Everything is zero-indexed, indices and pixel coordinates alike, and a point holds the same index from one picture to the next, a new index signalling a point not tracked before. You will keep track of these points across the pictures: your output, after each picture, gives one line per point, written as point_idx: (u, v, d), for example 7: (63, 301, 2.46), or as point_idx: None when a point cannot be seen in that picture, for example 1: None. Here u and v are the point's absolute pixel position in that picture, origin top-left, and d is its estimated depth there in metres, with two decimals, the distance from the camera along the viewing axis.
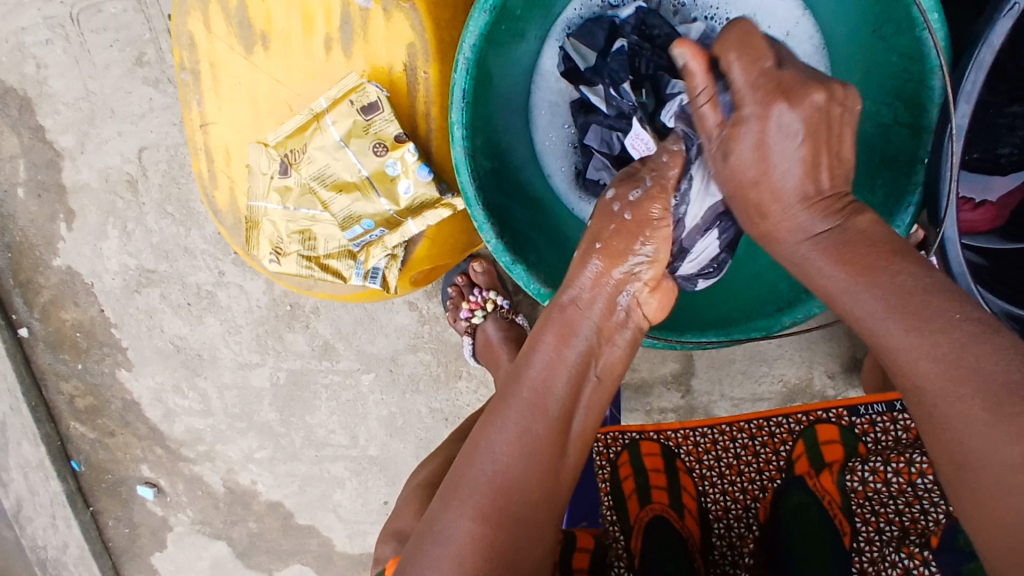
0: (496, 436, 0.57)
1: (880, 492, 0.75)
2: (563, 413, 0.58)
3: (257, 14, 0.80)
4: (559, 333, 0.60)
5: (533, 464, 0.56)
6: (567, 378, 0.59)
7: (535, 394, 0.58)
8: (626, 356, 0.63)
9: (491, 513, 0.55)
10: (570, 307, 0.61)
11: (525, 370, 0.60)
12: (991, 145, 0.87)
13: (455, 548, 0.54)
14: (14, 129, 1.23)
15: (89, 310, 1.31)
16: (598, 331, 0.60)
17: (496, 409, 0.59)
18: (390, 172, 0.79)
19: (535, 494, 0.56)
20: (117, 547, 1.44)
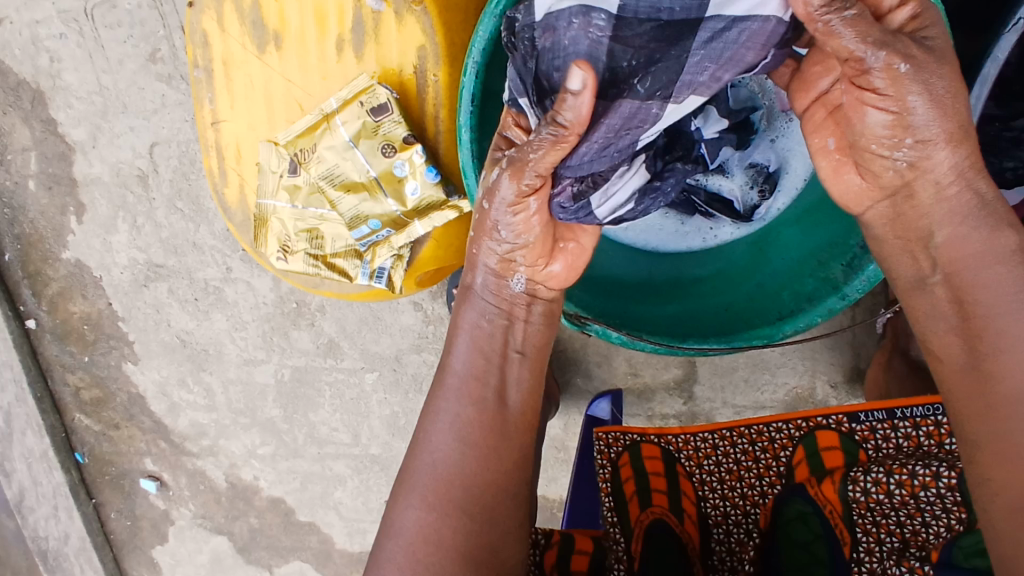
0: (432, 433, 0.66)
1: (882, 502, 0.75)
2: (491, 396, 0.67)
3: (272, 14, 0.81)
4: (475, 318, 0.71)
5: (470, 450, 0.65)
6: (487, 362, 0.69)
7: (470, 385, 0.68)
8: (541, 332, 0.73)
9: (435, 501, 0.63)
10: (471, 293, 0.71)
11: (451, 363, 0.70)
12: (996, 159, 0.84)
13: (409, 538, 0.62)
14: (26, 121, 1.25)
15: (97, 303, 1.32)
16: (507, 315, 0.71)
17: (432, 404, 0.68)
18: (397, 173, 0.80)
19: (474, 477, 0.64)
20: (118, 539, 1.45)
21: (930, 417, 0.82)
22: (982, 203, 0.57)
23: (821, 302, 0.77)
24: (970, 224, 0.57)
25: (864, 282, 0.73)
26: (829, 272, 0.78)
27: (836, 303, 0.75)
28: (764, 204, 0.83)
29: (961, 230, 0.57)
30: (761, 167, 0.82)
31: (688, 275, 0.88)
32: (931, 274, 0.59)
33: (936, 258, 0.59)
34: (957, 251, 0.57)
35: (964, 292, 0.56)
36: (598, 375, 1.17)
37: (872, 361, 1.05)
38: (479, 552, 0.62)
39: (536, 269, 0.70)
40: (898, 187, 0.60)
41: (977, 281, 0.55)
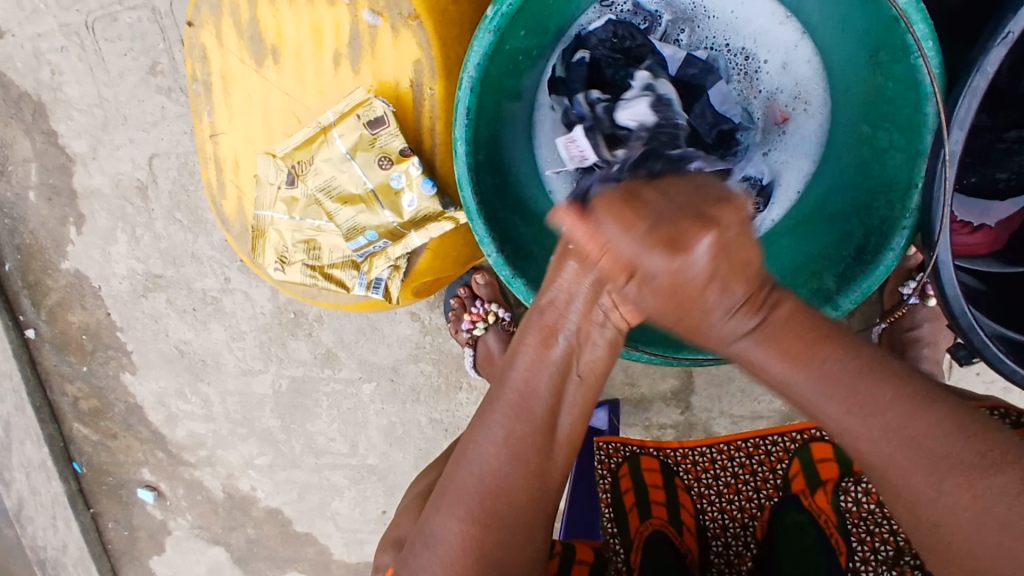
0: (482, 441, 0.60)
1: (874, 511, 0.74)
2: (545, 414, 0.60)
3: (269, 28, 0.81)
4: (544, 333, 0.61)
5: (521, 466, 0.59)
6: (546, 377, 0.61)
7: (519, 398, 0.61)
8: (607, 358, 0.62)
9: (481, 514, 0.58)
10: (549, 308, 0.61)
11: (509, 373, 0.62)
12: (989, 170, 0.85)
13: (446, 549, 0.58)
14: (27, 132, 1.26)
15: (96, 314, 1.33)
16: (578, 333, 0.60)
17: (482, 412, 0.62)
18: (394, 185, 0.81)
19: (520, 494, 0.59)
20: (117, 549, 1.46)
21: None
22: None
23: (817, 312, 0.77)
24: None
25: (859, 293, 0.72)
26: (823, 283, 0.79)
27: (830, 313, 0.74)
28: (759, 216, 0.84)
29: None
30: (755, 181, 0.83)
31: None
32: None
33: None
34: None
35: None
36: None
37: None
38: (517, 572, 0.58)
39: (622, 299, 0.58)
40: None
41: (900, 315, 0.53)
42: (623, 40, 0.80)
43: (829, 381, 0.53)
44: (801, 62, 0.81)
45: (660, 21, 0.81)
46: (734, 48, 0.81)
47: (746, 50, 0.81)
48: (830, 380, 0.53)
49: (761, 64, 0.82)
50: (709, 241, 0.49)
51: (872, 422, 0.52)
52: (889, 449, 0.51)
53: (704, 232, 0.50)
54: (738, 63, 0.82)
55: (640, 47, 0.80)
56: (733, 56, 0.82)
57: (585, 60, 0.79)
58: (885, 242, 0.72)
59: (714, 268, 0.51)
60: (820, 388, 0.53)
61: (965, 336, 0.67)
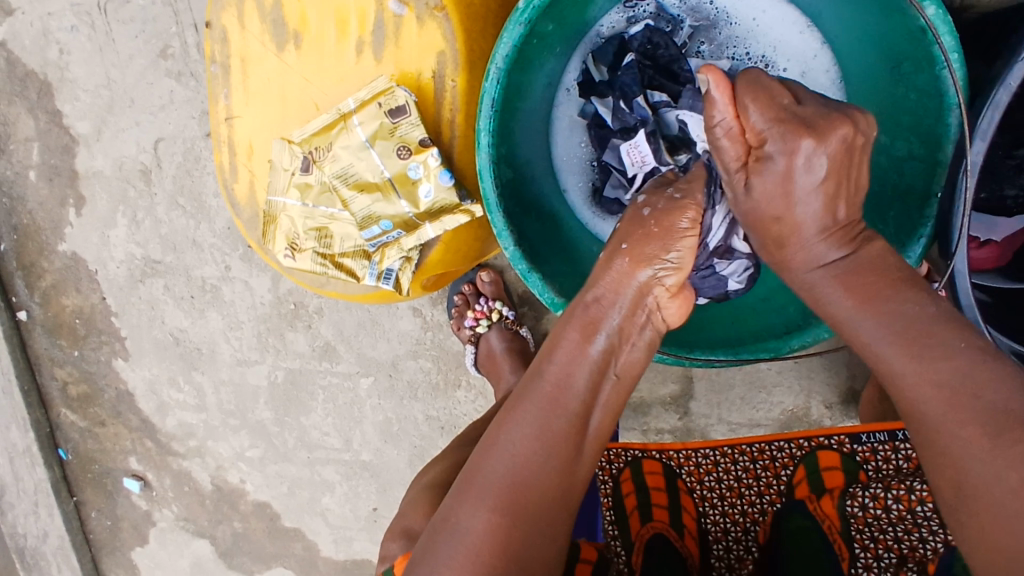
0: (514, 431, 0.59)
1: (879, 518, 0.78)
2: (578, 407, 0.61)
3: (293, 13, 0.80)
4: (583, 328, 0.63)
5: (551, 459, 0.59)
6: (583, 372, 0.62)
7: (554, 389, 0.61)
8: (641, 357, 0.65)
9: (508, 505, 0.57)
10: (593, 304, 0.64)
11: (545, 364, 0.62)
12: (997, 186, 0.87)
13: (472, 540, 0.56)
14: (31, 111, 1.24)
15: (90, 298, 1.31)
16: (616, 332, 0.63)
17: (513, 404, 0.62)
18: (412, 175, 0.81)
19: (548, 488, 0.58)
20: (99, 538, 1.43)
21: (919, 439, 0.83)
22: None
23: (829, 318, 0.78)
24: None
25: None
26: None
27: None
28: None
29: None
30: None
31: None
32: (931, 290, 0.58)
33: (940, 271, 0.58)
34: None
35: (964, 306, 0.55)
36: None
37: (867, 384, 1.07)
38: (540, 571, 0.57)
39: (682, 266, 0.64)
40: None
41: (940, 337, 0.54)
42: (656, 48, 0.80)
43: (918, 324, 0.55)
44: (820, 72, 0.81)
45: (684, 25, 0.81)
46: (755, 56, 0.81)
47: (767, 58, 0.81)
48: (904, 327, 0.56)
49: (780, 72, 0.82)
50: (813, 141, 0.56)
51: (931, 371, 0.53)
52: (939, 394, 0.52)
53: (804, 136, 0.57)
54: (758, 72, 0.82)
55: (672, 58, 0.80)
56: (753, 64, 0.82)
57: (633, 65, 0.79)
58: (900, 252, 0.73)
59: (837, 166, 0.58)
60: (881, 327, 0.57)
61: None
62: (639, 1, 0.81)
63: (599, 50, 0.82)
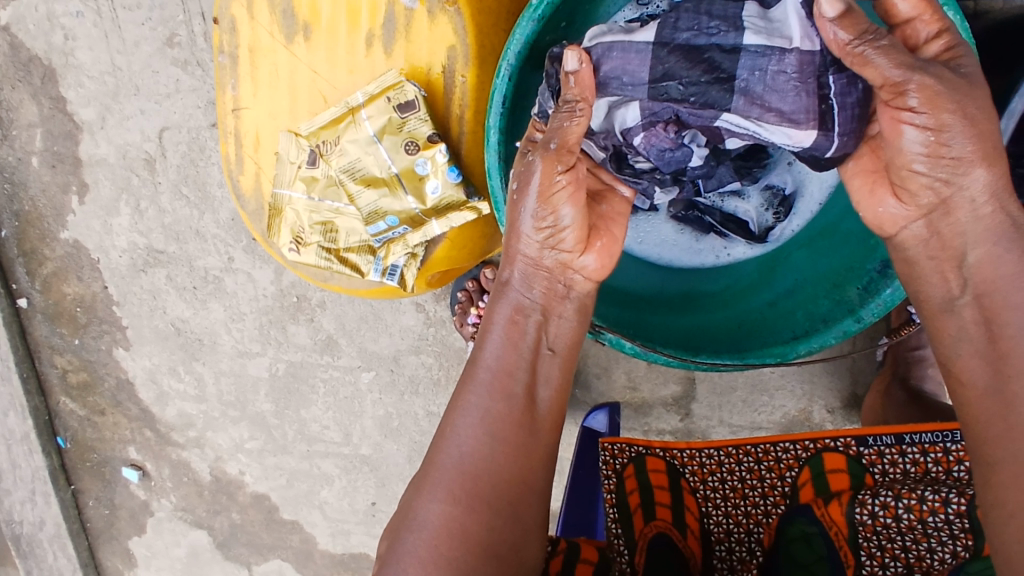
0: (460, 423, 0.62)
1: (888, 526, 0.77)
2: (520, 389, 0.64)
3: (303, 5, 0.80)
4: (511, 311, 0.68)
5: (499, 445, 0.61)
6: (519, 357, 0.66)
7: (494, 377, 0.64)
8: (574, 328, 0.70)
9: (462, 494, 0.59)
10: (513, 289, 0.68)
11: (481, 356, 0.66)
12: None
13: (431, 531, 0.58)
14: (35, 97, 1.23)
15: (92, 286, 1.31)
16: (541, 310, 0.68)
17: (459, 398, 0.65)
18: (419, 171, 0.80)
19: (502, 473, 0.60)
20: (95, 527, 1.43)
21: (939, 445, 0.85)
22: (982, 238, 0.57)
23: (836, 322, 0.79)
24: (1002, 247, 0.56)
25: (881, 306, 0.75)
26: (845, 295, 0.80)
27: (852, 325, 0.76)
28: (779, 226, 0.83)
29: (989, 252, 0.56)
30: (777, 190, 0.81)
31: (700, 289, 0.88)
32: (961, 296, 0.58)
33: (967, 279, 0.57)
34: (986, 273, 0.56)
35: (990, 315, 0.55)
36: (597, 388, 1.17)
37: (870, 390, 1.07)
38: (505, 553, 0.58)
39: (571, 258, 0.68)
40: (935, 204, 0.58)
41: (999, 310, 0.54)
42: None
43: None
44: None
45: None
46: None
47: None
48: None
49: None
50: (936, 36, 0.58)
51: None
52: None
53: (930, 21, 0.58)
54: None
55: None
56: None
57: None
58: None
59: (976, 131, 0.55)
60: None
61: None
62: None
63: None
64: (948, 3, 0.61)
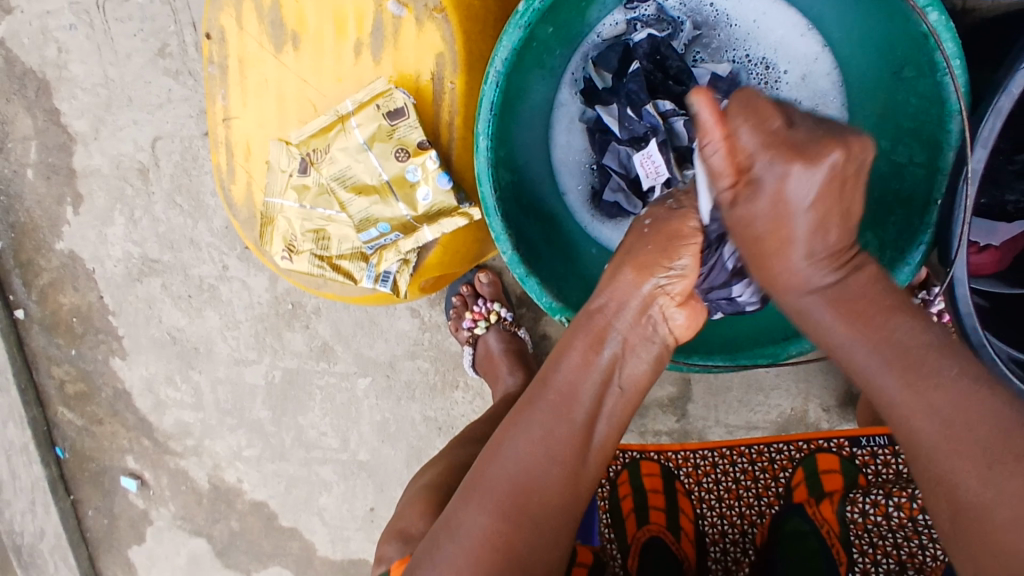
0: (517, 437, 0.62)
1: (881, 525, 0.78)
2: (583, 416, 0.63)
3: (291, 14, 0.80)
4: (590, 339, 0.64)
5: (555, 466, 0.61)
6: (589, 384, 0.63)
7: (558, 399, 0.63)
8: (650, 370, 0.66)
9: (510, 509, 0.59)
10: (597, 314, 0.65)
11: (552, 375, 0.64)
12: (998, 191, 0.86)
13: (472, 542, 0.59)
14: (28, 109, 1.23)
15: (88, 296, 1.31)
16: (623, 342, 0.64)
17: (521, 410, 0.64)
18: (409, 178, 0.80)
19: (554, 494, 0.60)
20: (95, 537, 1.43)
21: None
22: None
23: None
24: None
25: None
26: None
27: None
28: None
29: None
30: None
31: None
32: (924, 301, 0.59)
33: None
34: None
35: None
36: None
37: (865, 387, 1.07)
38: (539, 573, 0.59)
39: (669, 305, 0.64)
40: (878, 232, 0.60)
41: None
42: (665, 58, 0.81)
43: (888, 355, 0.57)
44: (821, 75, 0.82)
45: (683, 27, 0.81)
46: (756, 58, 0.82)
47: (768, 59, 0.82)
48: (887, 353, 0.57)
49: (781, 74, 0.83)
50: (829, 163, 0.54)
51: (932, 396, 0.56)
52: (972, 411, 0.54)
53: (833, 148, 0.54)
54: (759, 74, 0.83)
55: (680, 68, 0.81)
56: (753, 66, 0.83)
57: (638, 72, 0.79)
58: (900, 259, 0.73)
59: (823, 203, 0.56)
60: (880, 362, 0.57)
61: (974, 352, 0.68)
62: (640, 2, 0.81)
63: (601, 60, 0.82)
64: (932, 5, 0.61)
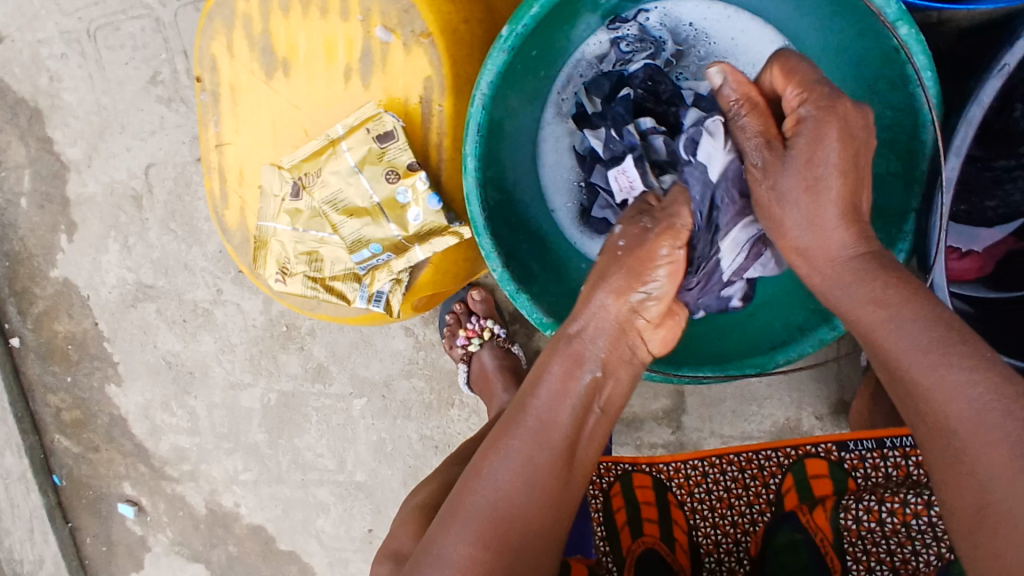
0: (498, 465, 0.60)
1: (873, 530, 0.78)
2: (565, 441, 0.61)
3: (281, 41, 0.82)
4: (569, 363, 0.63)
5: (535, 494, 0.60)
6: (569, 409, 0.62)
7: (540, 426, 0.61)
8: (624, 389, 0.67)
9: (492, 541, 0.58)
10: (576, 339, 0.64)
11: (532, 400, 0.62)
12: (978, 199, 0.88)
13: (456, 574, 0.57)
14: (22, 139, 1.25)
15: (83, 322, 1.31)
16: (604, 366, 0.63)
17: (500, 436, 0.62)
18: (400, 200, 0.82)
19: (534, 521, 0.60)
20: (92, 565, 1.42)
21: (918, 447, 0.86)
22: None
23: (813, 331, 0.79)
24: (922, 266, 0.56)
25: None
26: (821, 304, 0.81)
27: (826, 333, 0.77)
28: None
29: None
30: None
31: None
32: None
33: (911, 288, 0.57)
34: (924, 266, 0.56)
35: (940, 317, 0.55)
36: None
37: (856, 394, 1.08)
38: None
39: (646, 327, 0.65)
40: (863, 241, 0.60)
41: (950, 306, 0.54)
42: (658, 85, 0.80)
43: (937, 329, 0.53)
44: None
45: (666, 47, 0.82)
46: None
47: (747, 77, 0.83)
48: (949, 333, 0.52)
49: None
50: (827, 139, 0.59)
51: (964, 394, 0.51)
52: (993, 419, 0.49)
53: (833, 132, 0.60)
54: None
55: (672, 92, 0.80)
56: None
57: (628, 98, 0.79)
58: None
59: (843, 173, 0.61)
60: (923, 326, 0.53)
61: None
62: (623, 22, 0.82)
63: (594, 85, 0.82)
64: (901, 19, 0.63)
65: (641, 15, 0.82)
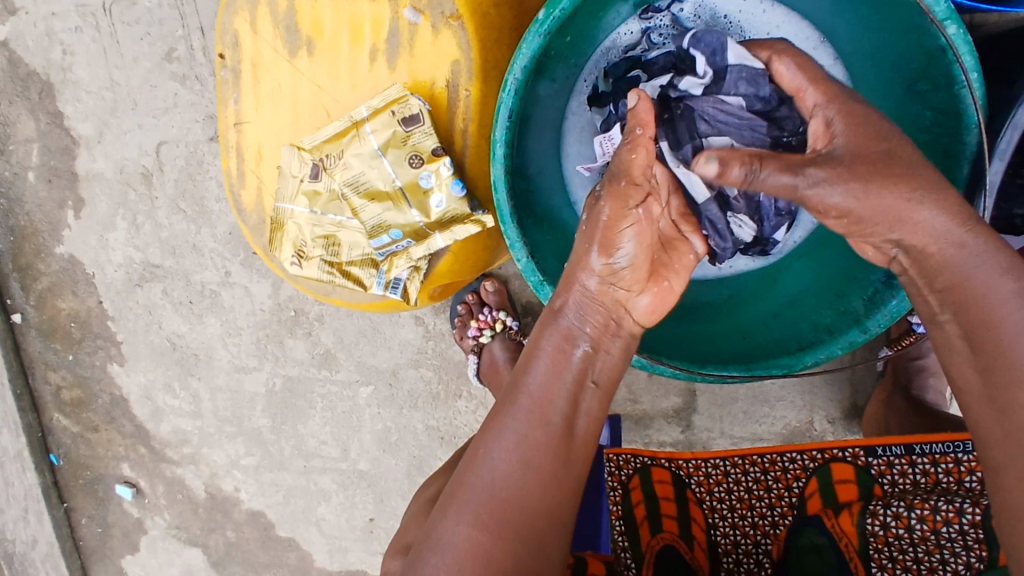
0: (494, 447, 0.61)
1: (901, 538, 0.76)
2: (560, 418, 0.62)
3: (306, 19, 0.80)
4: (557, 341, 0.65)
5: (532, 473, 0.60)
6: (561, 387, 0.63)
7: (533, 405, 0.62)
8: (617, 364, 0.66)
9: (490, 520, 0.58)
10: (558, 319, 0.66)
11: (524, 381, 0.64)
12: (1006, 206, 0.87)
13: (456, 555, 0.58)
14: (31, 112, 1.23)
15: (87, 301, 1.29)
16: (592, 343, 0.65)
17: (496, 419, 0.63)
18: (423, 184, 0.80)
19: (534, 503, 0.59)
20: (88, 546, 1.41)
21: (950, 455, 0.85)
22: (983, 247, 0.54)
23: (841, 333, 0.79)
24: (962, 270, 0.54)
25: (886, 317, 0.76)
26: (849, 305, 0.81)
27: (858, 335, 0.77)
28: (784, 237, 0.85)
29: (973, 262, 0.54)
30: None
31: (700, 299, 0.89)
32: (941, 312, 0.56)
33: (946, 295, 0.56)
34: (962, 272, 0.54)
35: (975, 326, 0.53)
36: None
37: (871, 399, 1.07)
38: None
39: (628, 296, 0.66)
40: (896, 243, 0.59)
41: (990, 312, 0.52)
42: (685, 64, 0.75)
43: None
44: None
45: None
46: None
47: None
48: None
49: None
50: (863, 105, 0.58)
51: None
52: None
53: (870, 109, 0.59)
54: None
55: None
56: None
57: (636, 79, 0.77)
58: None
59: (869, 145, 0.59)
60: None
61: None
62: (655, 12, 0.80)
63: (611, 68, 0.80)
64: (949, 19, 0.62)
65: (675, 5, 0.79)
